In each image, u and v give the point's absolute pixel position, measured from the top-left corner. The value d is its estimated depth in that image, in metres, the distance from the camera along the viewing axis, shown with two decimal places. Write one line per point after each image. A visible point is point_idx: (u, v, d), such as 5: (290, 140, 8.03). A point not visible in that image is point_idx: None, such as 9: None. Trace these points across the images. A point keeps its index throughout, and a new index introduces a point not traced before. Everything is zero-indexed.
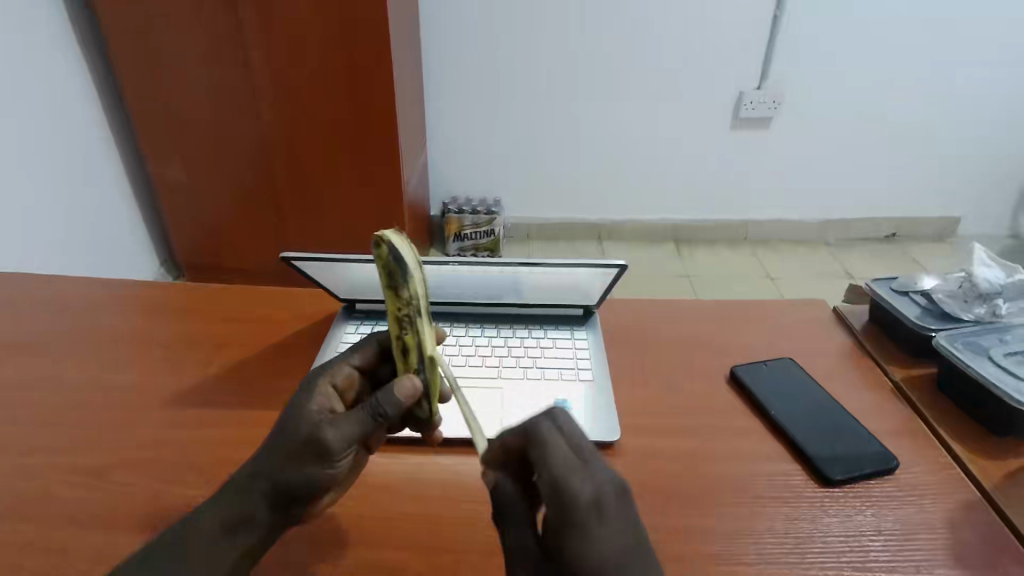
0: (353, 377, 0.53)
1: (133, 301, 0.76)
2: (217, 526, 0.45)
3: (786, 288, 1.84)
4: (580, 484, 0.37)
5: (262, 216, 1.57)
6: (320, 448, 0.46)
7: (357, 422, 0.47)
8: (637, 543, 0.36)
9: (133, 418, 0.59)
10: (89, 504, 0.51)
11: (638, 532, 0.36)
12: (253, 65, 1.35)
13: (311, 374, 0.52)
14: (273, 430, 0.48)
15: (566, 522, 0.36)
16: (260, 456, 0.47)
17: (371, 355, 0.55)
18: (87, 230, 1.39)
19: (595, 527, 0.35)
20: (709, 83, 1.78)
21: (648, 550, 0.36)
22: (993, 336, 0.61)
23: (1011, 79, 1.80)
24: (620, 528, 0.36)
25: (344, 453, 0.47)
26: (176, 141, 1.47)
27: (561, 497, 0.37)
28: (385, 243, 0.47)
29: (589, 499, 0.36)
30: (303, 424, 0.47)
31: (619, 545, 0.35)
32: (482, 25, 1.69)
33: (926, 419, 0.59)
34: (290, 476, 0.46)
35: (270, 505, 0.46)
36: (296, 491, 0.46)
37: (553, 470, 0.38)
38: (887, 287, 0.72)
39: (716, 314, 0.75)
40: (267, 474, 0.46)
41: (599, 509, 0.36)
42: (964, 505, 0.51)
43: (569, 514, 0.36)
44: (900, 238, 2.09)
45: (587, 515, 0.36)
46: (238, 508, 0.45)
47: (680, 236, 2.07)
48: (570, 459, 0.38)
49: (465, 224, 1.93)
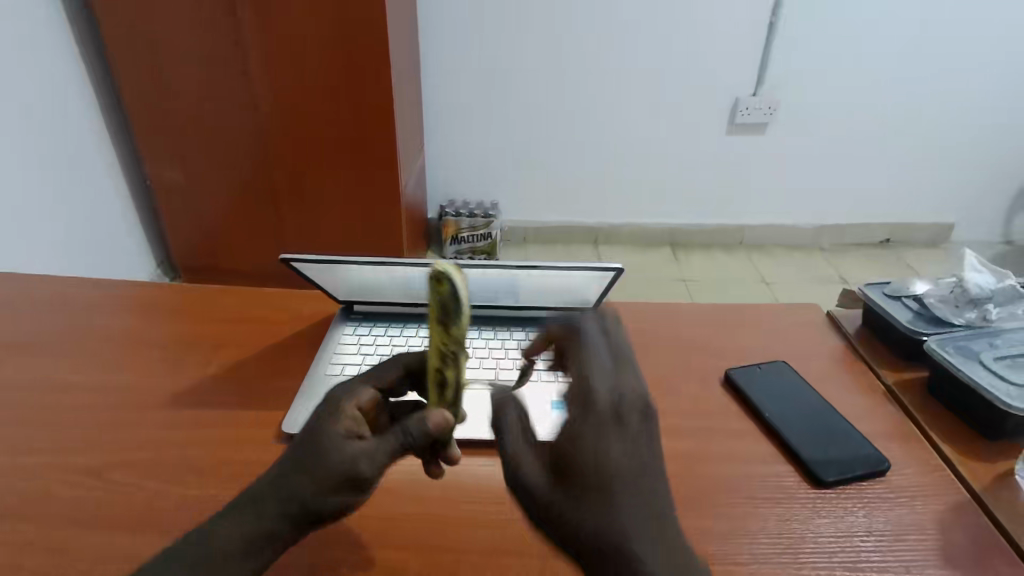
0: (377, 399, 0.51)
1: (130, 302, 0.76)
2: (237, 540, 0.43)
3: (781, 292, 1.85)
4: (610, 387, 0.41)
5: (260, 218, 1.57)
6: (352, 474, 0.44)
7: (389, 449, 0.45)
8: (643, 456, 0.39)
9: (131, 418, 0.59)
10: (87, 503, 0.51)
11: (650, 446, 0.40)
12: (250, 71, 1.36)
13: (335, 393, 0.49)
14: (298, 446, 0.46)
15: (586, 409, 0.40)
16: (283, 473, 0.44)
17: (395, 378, 0.53)
18: (85, 229, 1.39)
19: (612, 424, 0.39)
20: (704, 88, 1.80)
21: (653, 467, 0.39)
22: (983, 340, 0.62)
23: (1003, 86, 1.82)
24: (634, 434, 0.39)
25: (374, 480, 0.45)
26: (174, 142, 1.47)
27: (597, 392, 0.41)
28: (448, 282, 0.45)
29: (615, 399, 0.40)
30: (333, 448, 0.44)
31: (630, 446, 0.39)
32: (480, 29, 1.70)
33: (918, 422, 0.60)
34: (318, 499, 0.43)
35: (293, 526, 0.44)
36: (322, 515, 0.44)
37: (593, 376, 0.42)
38: (880, 291, 0.73)
39: (710, 317, 0.76)
40: (292, 494, 0.44)
41: (619, 411, 0.40)
42: (954, 506, 0.52)
43: (590, 402, 0.40)
44: (894, 244, 2.11)
45: (607, 409, 0.40)
46: (261, 526, 0.43)
47: (676, 240, 2.08)
48: (604, 368, 0.43)
49: (462, 228, 1.94)
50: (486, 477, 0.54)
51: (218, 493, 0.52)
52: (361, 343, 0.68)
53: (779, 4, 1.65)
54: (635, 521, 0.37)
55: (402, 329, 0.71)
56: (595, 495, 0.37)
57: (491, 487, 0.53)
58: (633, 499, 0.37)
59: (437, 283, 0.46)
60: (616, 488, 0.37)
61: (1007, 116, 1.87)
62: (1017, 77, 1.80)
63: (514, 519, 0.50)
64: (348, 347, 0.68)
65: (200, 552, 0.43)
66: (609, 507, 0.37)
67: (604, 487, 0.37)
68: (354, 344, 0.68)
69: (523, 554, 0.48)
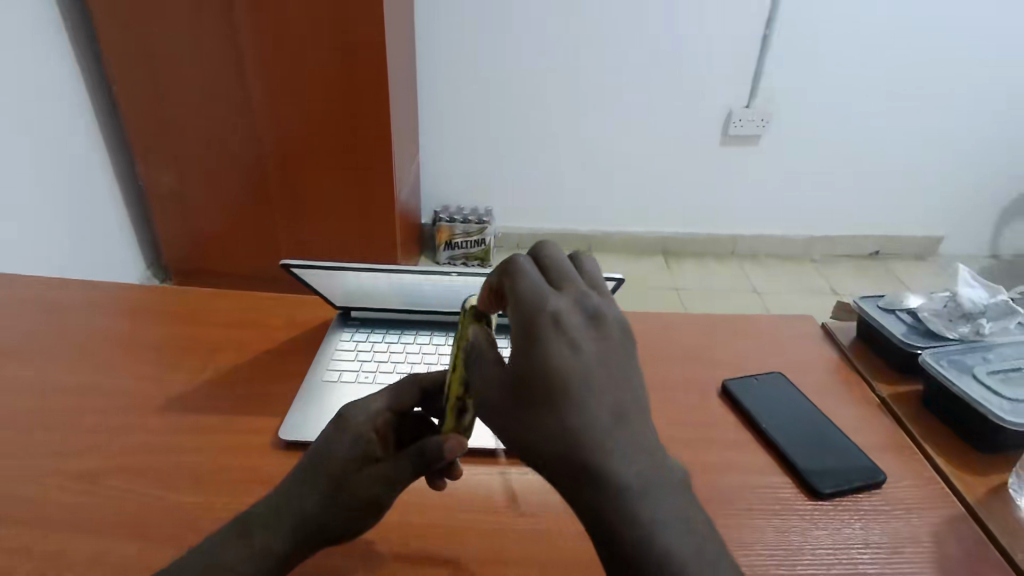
0: (391, 419, 0.50)
1: (125, 305, 0.75)
2: (249, 558, 0.44)
3: (772, 303, 1.87)
4: (547, 302, 0.38)
5: (253, 221, 1.57)
6: (368, 500, 0.47)
7: (404, 473, 0.47)
8: (596, 364, 0.37)
9: (125, 423, 0.59)
10: (82, 509, 0.51)
11: (606, 357, 0.38)
12: (245, 69, 1.35)
13: (349, 415, 0.49)
14: (306, 467, 0.47)
15: (528, 333, 0.37)
16: (298, 495, 0.46)
17: (411, 398, 0.52)
18: (77, 233, 1.37)
19: (552, 335, 0.37)
20: (699, 98, 1.81)
21: (611, 376, 0.37)
22: (977, 354, 0.63)
23: (990, 102, 1.85)
24: (584, 346, 0.37)
25: (385, 503, 0.48)
26: (169, 144, 1.46)
27: (525, 311, 0.38)
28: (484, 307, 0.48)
29: (556, 316, 0.38)
30: (351, 474, 0.47)
31: (581, 362, 0.37)
32: (477, 36, 1.71)
33: (912, 434, 0.61)
34: (332, 523, 0.46)
35: (305, 548, 0.46)
36: (333, 536, 0.47)
37: (521, 293, 0.39)
38: (874, 304, 0.74)
39: (706, 327, 0.76)
40: (305, 515, 0.45)
41: (563, 324, 0.38)
42: (949, 519, 0.52)
43: (531, 326, 0.37)
44: (883, 256, 2.13)
45: (548, 328, 0.37)
46: (271, 545, 0.45)
47: (668, 248, 2.09)
48: (542, 285, 0.39)
49: (456, 233, 1.94)
50: (486, 485, 0.54)
51: (215, 499, 0.52)
52: (359, 350, 0.68)
53: (773, 17, 1.67)
54: (600, 437, 0.36)
55: (400, 335, 0.71)
56: (550, 413, 0.36)
57: (491, 496, 0.53)
58: (592, 414, 0.36)
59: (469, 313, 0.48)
60: (571, 402, 0.36)
61: (994, 133, 1.91)
62: (1004, 94, 1.84)
63: (514, 528, 0.50)
64: (345, 353, 0.67)
65: (213, 554, 0.44)
66: (568, 423, 0.36)
67: (563, 408, 0.36)
68: (352, 350, 0.68)
69: (523, 564, 0.48)
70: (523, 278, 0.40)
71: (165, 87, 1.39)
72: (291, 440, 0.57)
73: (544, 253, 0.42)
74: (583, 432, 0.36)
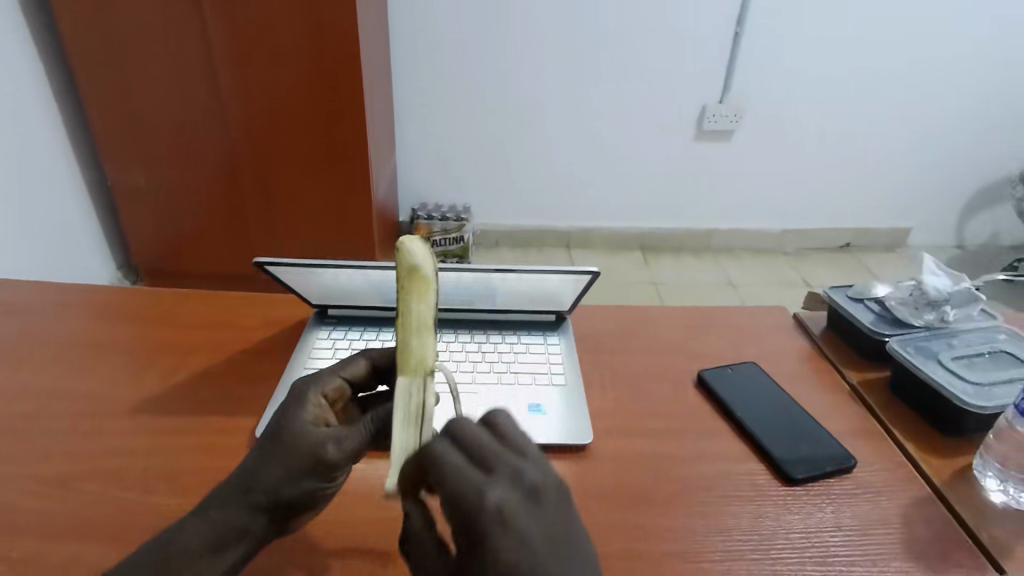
0: (344, 390, 0.52)
1: (96, 307, 0.74)
2: (209, 532, 0.44)
3: (746, 296, 1.89)
4: (485, 497, 0.36)
5: (227, 220, 1.54)
6: (321, 461, 0.46)
7: (357, 439, 0.48)
8: (546, 545, 0.36)
9: (97, 426, 0.58)
10: (52, 514, 0.50)
11: (553, 534, 0.37)
12: (217, 63, 1.32)
13: (299, 385, 0.50)
14: (265, 441, 0.47)
15: (472, 536, 0.36)
16: (252, 464, 0.46)
17: (363, 371, 0.53)
18: (44, 235, 1.33)
19: (498, 529, 0.35)
20: (673, 96, 1.83)
21: (561, 560, 0.36)
22: (942, 340, 0.65)
23: (952, 99, 1.90)
24: (531, 532, 0.36)
25: (343, 468, 0.47)
26: (139, 148, 1.44)
27: (464, 512, 0.36)
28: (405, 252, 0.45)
29: (499, 508, 0.36)
30: (300, 438, 0.46)
31: (533, 551, 0.35)
32: (452, 34, 1.70)
33: (881, 419, 0.63)
34: (286, 487, 0.45)
35: (262, 517, 0.45)
36: (294, 507, 0.46)
37: (452, 491, 0.37)
38: (844, 294, 0.75)
39: (682, 318, 0.77)
40: (265, 488, 0.45)
41: (506, 518, 0.36)
42: (917, 501, 0.54)
43: (472, 529, 0.36)
44: (854, 248, 2.18)
45: (493, 525, 0.35)
46: (232, 523, 0.44)
47: (646, 244, 2.11)
48: (476, 477, 0.37)
49: (434, 230, 1.91)
50: None
51: (189, 500, 0.51)
52: (336, 348, 0.67)
53: (745, 15, 1.70)
54: None
55: (378, 332, 0.70)
56: None
57: None
58: None
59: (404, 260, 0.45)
60: None
61: (960, 127, 1.96)
62: (965, 91, 1.89)
63: None
64: (322, 351, 0.67)
65: (164, 547, 0.43)
66: None
67: None
68: (329, 349, 0.67)
69: None
70: (451, 475, 0.37)
71: (137, 90, 1.37)
72: None
73: (463, 427, 0.39)
74: None
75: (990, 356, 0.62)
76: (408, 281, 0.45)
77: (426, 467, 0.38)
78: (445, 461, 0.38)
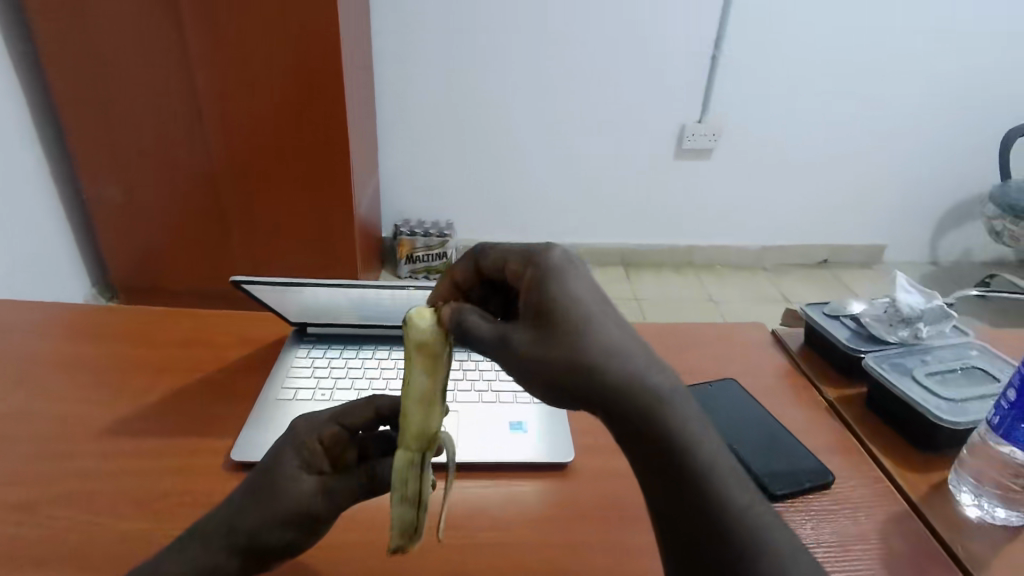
0: (342, 435, 0.49)
1: (67, 326, 0.72)
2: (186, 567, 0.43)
3: (727, 311, 1.91)
4: (552, 247, 0.43)
5: (206, 235, 1.52)
6: (307, 515, 0.46)
7: (348, 493, 0.48)
8: (602, 293, 0.41)
9: (65, 449, 0.56)
10: (17, 540, 0.48)
11: (604, 290, 0.41)
12: (193, 67, 1.31)
13: (299, 428, 0.48)
14: (252, 481, 0.46)
15: (540, 273, 0.41)
16: (235, 504, 0.45)
17: (367, 418, 0.49)
18: (22, 253, 1.30)
19: (569, 267, 0.41)
20: (654, 114, 1.86)
21: (620, 315, 0.41)
22: (916, 357, 0.66)
23: (922, 120, 1.96)
24: (589, 277, 0.41)
25: (328, 520, 0.47)
26: (113, 157, 1.41)
27: (535, 258, 0.42)
28: (417, 321, 0.45)
29: (542, 261, 0.42)
30: (290, 487, 0.45)
31: (596, 287, 0.41)
32: (435, 52, 1.72)
33: (858, 434, 0.63)
34: (268, 533, 0.45)
35: (241, 559, 0.44)
36: (273, 551, 0.45)
37: (518, 254, 0.44)
38: (820, 311, 0.76)
39: (660, 335, 0.78)
40: (246, 533, 0.44)
41: (570, 262, 0.42)
42: (893, 516, 0.54)
43: (540, 272, 0.41)
44: (831, 264, 2.21)
45: (560, 263, 0.41)
46: (210, 561, 0.43)
47: (627, 260, 2.13)
48: (533, 244, 0.44)
49: (417, 247, 1.93)
50: (453, 501, 0.54)
51: (160, 524, 0.50)
52: (315, 367, 0.67)
53: (721, 36, 1.74)
54: (641, 368, 0.38)
55: (358, 351, 0.70)
56: (590, 334, 0.38)
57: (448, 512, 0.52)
58: (624, 345, 0.39)
59: (412, 326, 0.45)
60: (599, 327, 0.39)
61: (931, 146, 2.01)
62: (934, 113, 1.95)
63: (481, 541, 0.50)
64: (300, 371, 0.66)
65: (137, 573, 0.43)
66: (608, 341, 0.38)
67: (598, 334, 0.38)
68: (307, 367, 0.67)
69: None
70: (510, 248, 0.45)
71: (108, 95, 1.34)
72: (240, 461, 0.55)
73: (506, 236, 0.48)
74: (623, 353, 0.38)
75: (962, 372, 0.63)
76: (418, 351, 0.45)
77: (484, 256, 0.47)
78: (502, 246, 0.46)
